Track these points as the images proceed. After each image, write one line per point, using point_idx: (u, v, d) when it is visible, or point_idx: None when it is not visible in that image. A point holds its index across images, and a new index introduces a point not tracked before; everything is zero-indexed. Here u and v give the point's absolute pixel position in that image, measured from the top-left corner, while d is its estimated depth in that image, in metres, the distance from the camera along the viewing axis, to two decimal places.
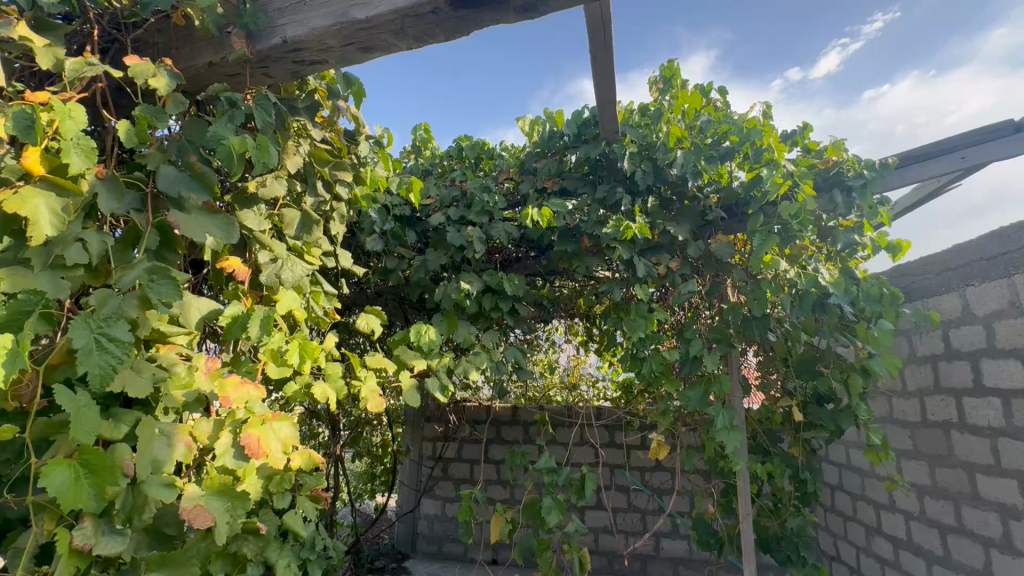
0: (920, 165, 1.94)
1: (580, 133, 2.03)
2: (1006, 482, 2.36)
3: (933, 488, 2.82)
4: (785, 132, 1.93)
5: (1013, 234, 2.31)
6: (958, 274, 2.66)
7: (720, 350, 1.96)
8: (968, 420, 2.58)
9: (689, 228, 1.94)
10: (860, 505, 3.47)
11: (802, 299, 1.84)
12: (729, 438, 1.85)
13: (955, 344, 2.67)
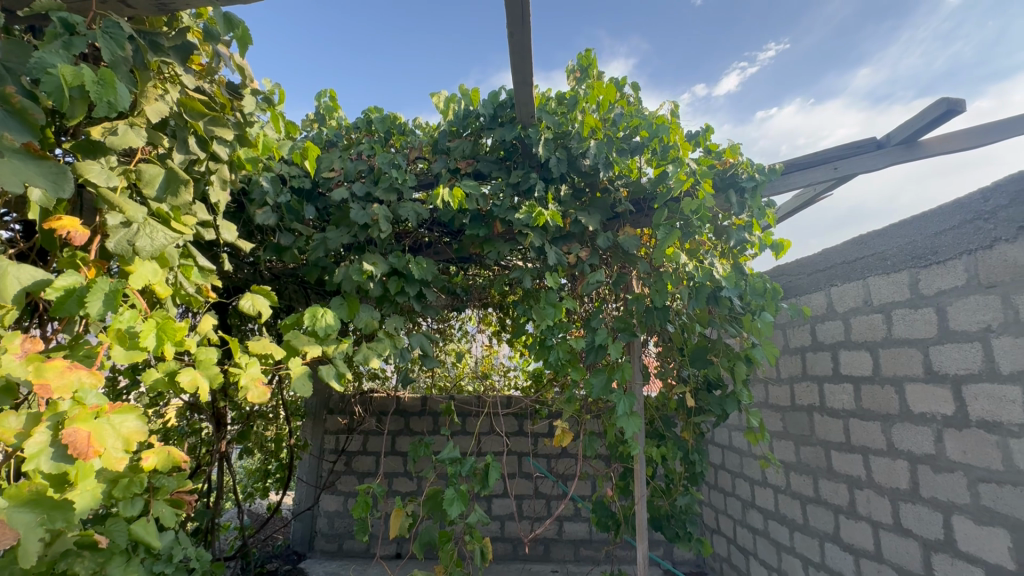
0: (800, 173, 2.13)
1: (496, 115, 1.96)
2: (854, 457, 2.72)
3: (797, 464, 3.18)
4: (690, 132, 2.01)
5: (869, 241, 2.64)
6: (825, 275, 2.99)
7: (624, 339, 2.03)
8: (827, 404, 2.94)
9: (599, 219, 1.98)
10: (738, 482, 3.84)
11: (698, 291, 1.94)
12: (628, 424, 1.92)
13: (820, 338, 3.01)
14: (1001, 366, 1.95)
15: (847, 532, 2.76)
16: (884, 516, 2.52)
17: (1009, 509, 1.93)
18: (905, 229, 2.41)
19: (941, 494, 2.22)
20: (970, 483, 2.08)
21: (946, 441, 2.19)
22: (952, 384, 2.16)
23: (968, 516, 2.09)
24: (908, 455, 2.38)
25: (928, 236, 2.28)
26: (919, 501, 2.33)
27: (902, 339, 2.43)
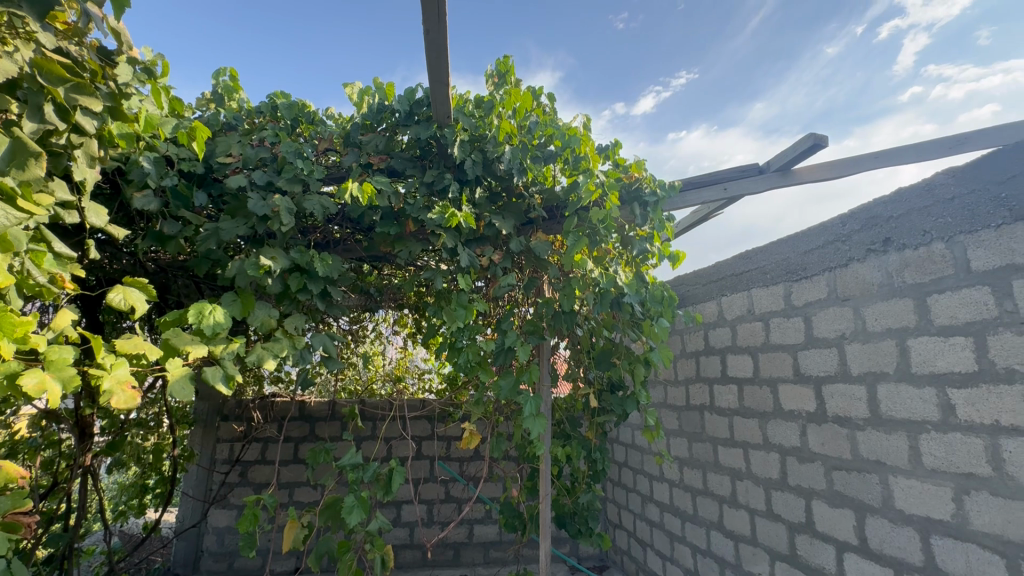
0: (696, 191, 2.33)
1: (412, 112, 1.93)
2: (736, 450, 3.00)
3: (690, 459, 3.44)
4: (600, 145, 2.12)
5: (753, 256, 2.94)
6: (716, 286, 3.27)
7: (533, 341, 2.09)
8: (716, 403, 3.22)
9: (513, 223, 2.01)
10: (639, 478, 4.07)
11: (603, 297, 2.05)
12: (534, 425, 1.95)
13: (712, 342, 3.28)
14: (852, 368, 2.26)
15: (729, 520, 3.04)
16: (759, 504, 2.80)
17: (856, 493, 2.23)
18: (782, 247, 2.70)
19: (804, 482, 2.51)
20: (827, 471, 2.38)
21: (809, 435, 2.49)
22: (815, 384, 2.46)
23: (824, 500, 2.39)
24: (780, 448, 2.67)
25: (799, 254, 2.58)
26: (787, 489, 2.62)
27: (777, 345, 2.73)
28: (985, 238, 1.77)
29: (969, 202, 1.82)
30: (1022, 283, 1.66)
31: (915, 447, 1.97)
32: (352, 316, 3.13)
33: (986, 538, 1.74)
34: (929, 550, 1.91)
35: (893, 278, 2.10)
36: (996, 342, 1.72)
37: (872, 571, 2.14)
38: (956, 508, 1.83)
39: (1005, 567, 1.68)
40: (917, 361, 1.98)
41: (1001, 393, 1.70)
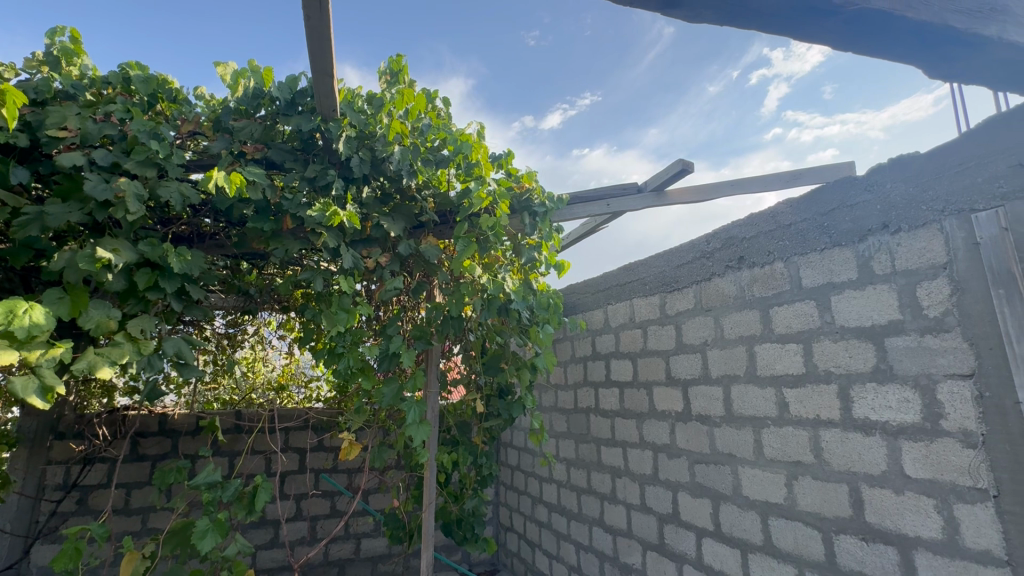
0: (583, 205, 2.43)
1: (295, 101, 1.80)
2: (617, 450, 3.21)
3: (576, 460, 3.61)
4: (493, 154, 2.16)
5: (634, 268, 3.16)
6: (603, 294, 3.46)
7: (419, 347, 2.06)
8: (600, 405, 3.41)
9: (402, 226, 1.97)
10: (529, 481, 4.17)
11: (490, 303, 2.06)
12: (417, 433, 1.92)
13: (598, 348, 3.48)
14: (712, 371, 2.52)
15: (609, 515, 3.23)
16: (635, 499, 3.01)
17: (712, 483, 2.49)
18: (659, 261, 2.95)
19: (672, 476, 2.75)
20: (690, 464, 2.63)
21: (677, 433, 2.73)
22: (682, 386, 2.71)
23: (688, 492, 2.63)
24: (653, 446, 2.90)
25: (672, 268, 2.83)
26: (658, 483, 2.85)
27: (653, 350, 2.97)
28: (812, 259, 2.09)
29: (801, 229, 2.13)
30: (837, 298, 1.98)
31: (758, 440, 2.25)
32: (231, 318, 2.91)
33: (808, 516, 2.03)
34: (767, 530, 2.19)
35: (745, 292, 2.38)
36: (819, 348, 2.02)
37: (723, 553, 2.40)
38: (788, 491, 2.11)
39: (822, 540, 1.97)
40: (762, 365, 2.26)
41: (822, 391, 2.00)
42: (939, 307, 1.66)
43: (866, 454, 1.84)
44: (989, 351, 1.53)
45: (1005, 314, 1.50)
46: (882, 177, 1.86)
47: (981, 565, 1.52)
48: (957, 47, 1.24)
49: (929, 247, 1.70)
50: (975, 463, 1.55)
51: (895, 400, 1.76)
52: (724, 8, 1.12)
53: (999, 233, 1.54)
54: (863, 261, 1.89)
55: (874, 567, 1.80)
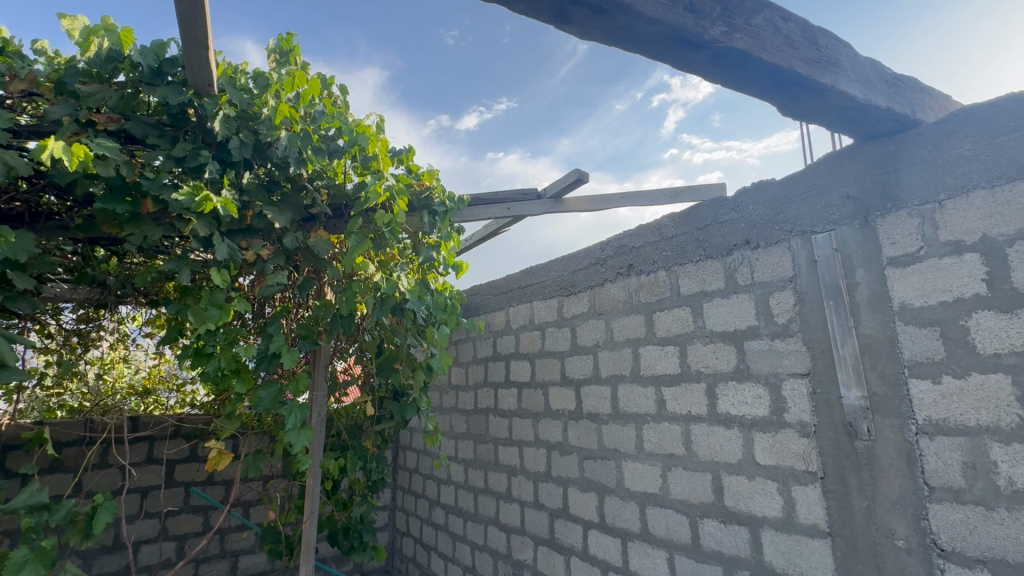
0: (483, 207, 2.42)
1: (162, 71, 1.60)
2: (513, 449, 3.27)
3: (474, 460, 3.63)
4: (393, 149, 2.12)
5: (535, 272, 3.25)
6: (505, 296, 3.51)
7: (305, 347, 1.94)
8: (499, 406, 3.46)
9: (290, 217, 1.83)
10: (427, 483, 4.09)
11: (383, 302, 2.00)
12: (297, 438, 1.80)
13: (499, 349, 3.53)
14: (603, 371, 2.67)
15: (504, 514, 3.28)
16: (529, 497, 3.09)
17: (599, 477, 2.63)
18: (558, 266, 3.05)
19: (563, 472, 2.86)
20: (580, 460, 2.75)
21: (569, 431, 2.85)
22: (575, 386, 2.84)
23: (577, 486, 2.76)
24: (547, 444, 3.00)
25: (570, 273, 2.95)
26: (551, 480, 2.94)
27: (549, 351, 3.07)
28: (689, 269, 2.29)
29: (681, 241, 2.33)
30: (708, 305, 2.19)
31: (640, 435, 2.42)
32: (83, 313, 2.54)
33: (679, 503, 2.22)
34: (644, 519, 2.36)
35: (633, 297, 2.55)
36: (692, 350, 2.22)
37: (607, 543, 2.54)
38: (663, 481, 2.30)
39: (689, 525, 2.17)
40: (645, 365, 2.44)
41: (693, 389, 2.20)
42: (786, 315, 1.91)
43: (726, 445, 2.06)
44: (821, 353, 1.79)
45: (833, 322, 1.76)
46: (746, 199, 2.09)
47: (810, 538, 1.77)
48: (803, 90, 1.43)
49: (780, 262, 1.95)
50: (809, 449, 1.79)
51: (750, 397, 1.99)
52: (612, 29, 1.20)
53: (831, 253, 1.80)
54: (730, 272, 2.12)
55: (730, 546, 2.01)
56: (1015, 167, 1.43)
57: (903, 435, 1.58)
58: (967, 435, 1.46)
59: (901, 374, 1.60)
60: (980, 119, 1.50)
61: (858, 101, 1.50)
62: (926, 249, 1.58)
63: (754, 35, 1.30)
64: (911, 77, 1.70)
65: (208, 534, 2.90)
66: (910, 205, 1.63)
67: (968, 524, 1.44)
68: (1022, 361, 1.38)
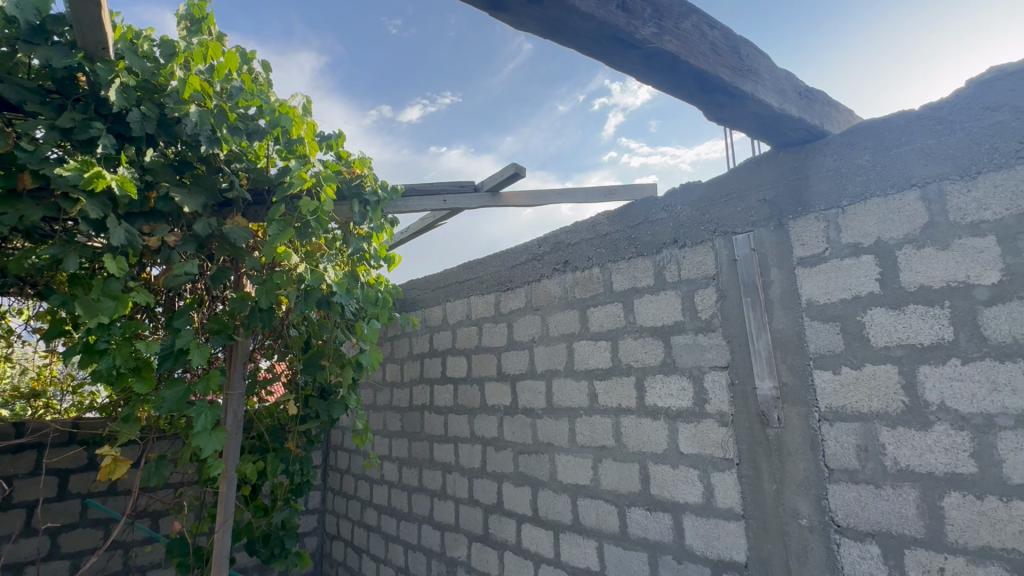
0: (418, 198, 2.35)
1: (44, 30, 1.41)
2: (448, 446, 3.23)
3: (408, 458, 3.54)
4: (321, 133, 2.02)
5: (472, 267, 3.21)
6: (442, 291, 3.45)
7: (217, 342, 1.81)
8: (435, 403, 3.40)
9: (202, 202, 1.69)
10: (359, 484, 3.95)
11: (308, 295, 1.88)
12: (207, 442, 1.67)
13: (435, 345, 3.47)
14: (538, 366, 2.69)
15: (438, 512, 3.23)
16: (463, 493, 3.06)
17: (532, 471, 2.65)
18: (495, 261, 3.04)
19: (498, 467, 2.86)
20: (514, 455, 2.76)
21: (504, 426, 2.85)
22: (511, 381, 2.85)
23: (511, 481, 2.77)
24: (482, 440, 2.99)
25: (507, 268, 2.95)
26: (485, 475, 2.93)
27: (486, 347, 3.06)
28: (621, 266, 2.35)
29: (614, 239, 2.39)
30: (638, 301, 2.26)
31: (573, 428, 2.47)
32: None
33: (608, 494, 2.28)
34: (575, 511, 2.40)
35: (568, 293, 2.58)
36: (623, 345, 2.29)
37: (539, 536, 2.57)
38: (593, 473, 2.35)
39: (617, 514, 2.23)
40: (578, 359, 2.48)
41: (623, 382, 2.27)
42: (709, 310, 2.01)
43: (653, 436, 2.13)
44: (739, 346, 1.90)
45: (750, 317, 1.87)
46: (675, 199, 2.18)
47: (726, 521, 1.87)
48: (727, 96, 1.50)
49: (704, 261, 2.05)
50: (726, 438, 1.90)
51: (675, 389, 2.07)
52: (546, 21, 1.19)
53: (749, 253, 1.91)
54: (659, 269, 2.19)
55: (655, 532, 2.09)
56: (904, 177, 1.58)
57: (808, 422, 1.71)
58: (861, 421, 1.59)
59: (808, 366, 1.72)
60: (876, 132, 1.65)
61: (775, 110, 1.59)
62: (830, 250, 1.71)
63: (682, 39, 1.34)
64: (820, 91, 1.84)
65: (103, 548, 2.62)
66: (818, 209, 1.76)
67: (860, 501, 1.58)
68: (906, 353, 1.53)
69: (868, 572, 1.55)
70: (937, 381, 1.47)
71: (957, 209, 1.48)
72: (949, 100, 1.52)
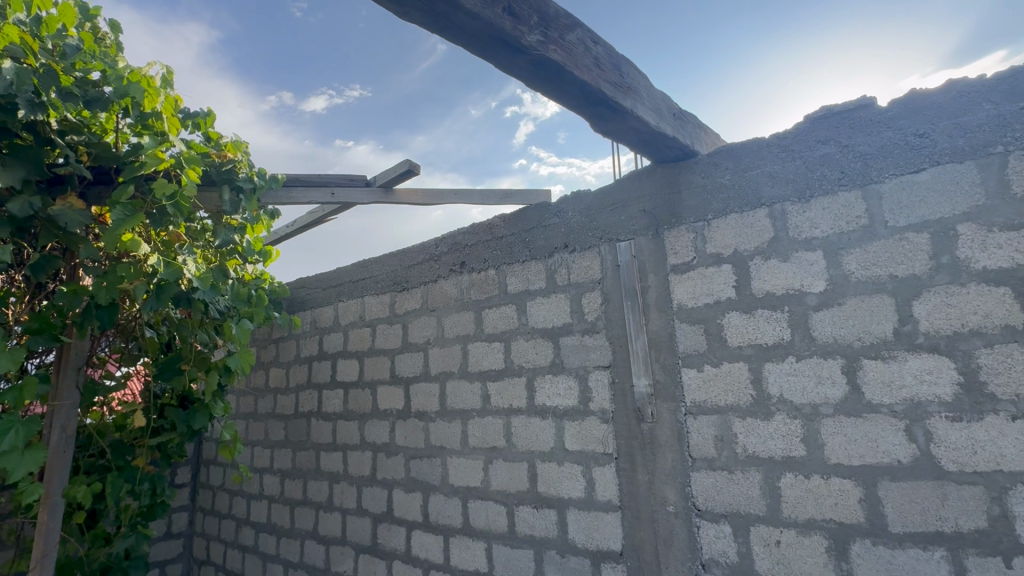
0: (302, 190, 2.19)
1: None
2: (336, 454, 3.05)
3: (291, 470, 3.29)
4: (186, 110, 1.81)
5: (367, 265, 3.07)
6: (334, 290, 3.26)
7: (38, 343, 1.57)
8: (323, 409, 3.19)
9: (22, 177, 1.43)
10: (234, 501, 3.59)
11: (161, 290, 1.69)
12: (18, 463, 1.41)
13: (325, 347, 3.26)
14: (432, 368, 2.64)
15: (323, 525, 3.04)
16: (351, 503, 2.91)
17: (424, 476, 2.59)
18: (391, 260, 2.94)
19: (388, 474, 2.75)
20: (406, 460, 2.68)
21: (396, 431, 2.76)
22: (404, 384, 2.76)
23: (402, 487, 2.68)
24: (373, 446, 2.86)
25: (404, 268, 2.86)
26: (375, 483, 2.81)
27: (379, 349, 2.94)
28: (516, 269, 2.39)
29: (509, 241, 2.43)
30: (531, 303, 2.30)
31: (465, 430, 2.45)
32: None
33: (498, 494, 2.29)
34: (466, 513, 2.39)
35: (464, 294, 2.57)
36: (516, 346, 2.32)
37: (429, 542, 2.51)
38: (484, 474, 2.35)
39: (506, 514, 2.25)
40: (472, 361, 2.48)
41: (514, 383, 2.30)
42: (595, 313, 2.11)
43: (541, 435, 2.19)
44: (619, 347, 2.02)
45: (630, 319, 2.00)
46: (566, 206, 2.26)
47: (605, 512, 1.97)
48: (609, 109, 1.59)
49: (591, 265, 2.15)
50: (607, 434, 2.00)
51: (562, 388, 2.15)
52: (430, 13, 1.17)
53: (630, 260, 2.04)
54: (550, 272, 2.26)
55: (541, 529, 2.14)
56: (756, 197, 1.79)
57: (676, 416, 1.85)
58: (719, 413, 1.77)
59: (677, 365, 1.88)
60: (735, 155, 1.85)
61: (653, 127, 1.71)
62: (697, 259, 1.88)
63: (567, 50, 1.39)
64: (692, 114, 2.02)
65: None
66: (688, 222, 1.93)
67: (716, 486, 1.75)
68: (755, 352, 1.73)
69: (721, 549, 1.72)
70: (778, 376, 1.67)
71: (794, 227, 1.70)
72: (791, 132, 1.75)
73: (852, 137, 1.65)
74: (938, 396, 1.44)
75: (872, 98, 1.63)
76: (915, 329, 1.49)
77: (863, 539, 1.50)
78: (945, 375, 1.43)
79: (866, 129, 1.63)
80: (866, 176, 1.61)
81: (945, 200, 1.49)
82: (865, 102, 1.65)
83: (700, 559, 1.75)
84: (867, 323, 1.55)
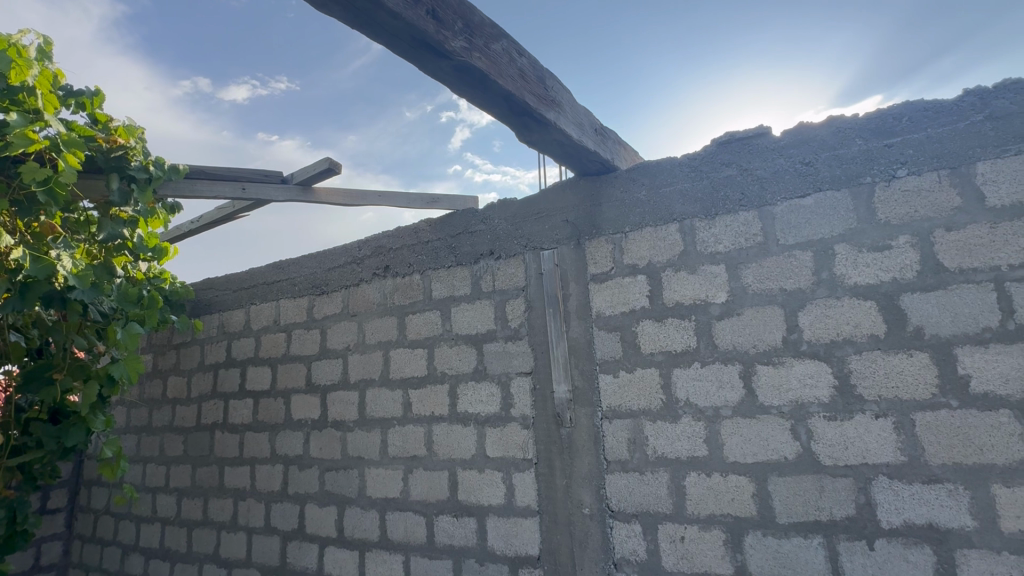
0: (207, 183, 2.02)
1: None
2: (243, 469, 2.83)
3: (190, 487, 3.01)
4: (68, 88, 1.63)
5: (283, 267, 2.90)
6: (245, 292, 3.04)
7: None
8: (229, 420, 2.96)
9: None
10: (121, 525, 3.22)
11: (27, 289, 1.53)
12: None
13: (234, 353, 3.03)
14: (351, 375, 2.54)
15: (225, 547, 2.80)
16: (257, 522, 2.71)
17: (339, 489, 2.47)
18: (310, 262, 2.80)
19: (300, 488, 2.60)
20: (320, 473, 2.54)
21: (310, 442, 2.61)
22: (321, 393, 2.63)
23: (315, 502, 2.53)
24: (284, 459, 2.69)
25: (323, 270, 2.73)
26: (286, 498, 2.64)
27: (294, 355, 2.78)
28: (441, 274, 2.36)
29: (435, 246, 2.40)
30: (456, 309, 2.29)
31: (385, 439, 2.37)
32: None
33: (417, 504, 2.24)
34: (383, 526, 2.30)
35: (387, 299, 2.50)
36: (439, 352, 2.29)
37: (343, 558, 2.40)
38: (403, 485, 2.29)
39: (425, 524, 2.20)
40: (394, 368, 2.41)
41: (437, 390, 2.27)
42: (518, 319, 2.13)
43: (462, 442, 2.17)
44: (541, 353, 2.05)
45: (551, 326, 2.04)
46: (492, 213, 2.28)
47: (524, 518, 1.99)
48: (533, 120, 1.62)
49: (515, 273, 2.17)
50: (527, 440, 2.02)
51: (485, 395, 2.14)
52: (349, 9, 1.14)
53: (552, 268, 2.08)
54: (475, 279, 2.26)
55: (460, 538, 2.11)
56: (668, 212, 1.90)
57: (593, 421, 1.91)
58: (632, 417, 1.85)
59: (594, 371, 1.94)
60: (651, 172, 1.96)
61: (575, 141, 1.77)
62: (615, 269, 1.97)
63: (491, 59, 1.41)
64: (613, 131, 2.11)
65: None
66: (607, 233, 2.01)
67: (628, 487, 1.82)
68: (665, 358, 1.83)
69: (632, 548, 1.79)
70: (685, 381, 1.78)
71: (701, 242, 1.83)
72: (700, 154, 1.89)
73: (751, 162, 1.80)
74: (817, 398, 1.60)
75: (768, 128, 1.80)
76: (800, 337, 1.65)
77: (755, 531, 1.63)
78: (823, 378, 1.60)
79: (763, 155, 1.79)
80: (762, 198, 1.76)
81: (824, 222, 1.67)
82: (761, 131, 1.81)
83: (613, 559, 1.82)
84: (761, 332, 1.70)
